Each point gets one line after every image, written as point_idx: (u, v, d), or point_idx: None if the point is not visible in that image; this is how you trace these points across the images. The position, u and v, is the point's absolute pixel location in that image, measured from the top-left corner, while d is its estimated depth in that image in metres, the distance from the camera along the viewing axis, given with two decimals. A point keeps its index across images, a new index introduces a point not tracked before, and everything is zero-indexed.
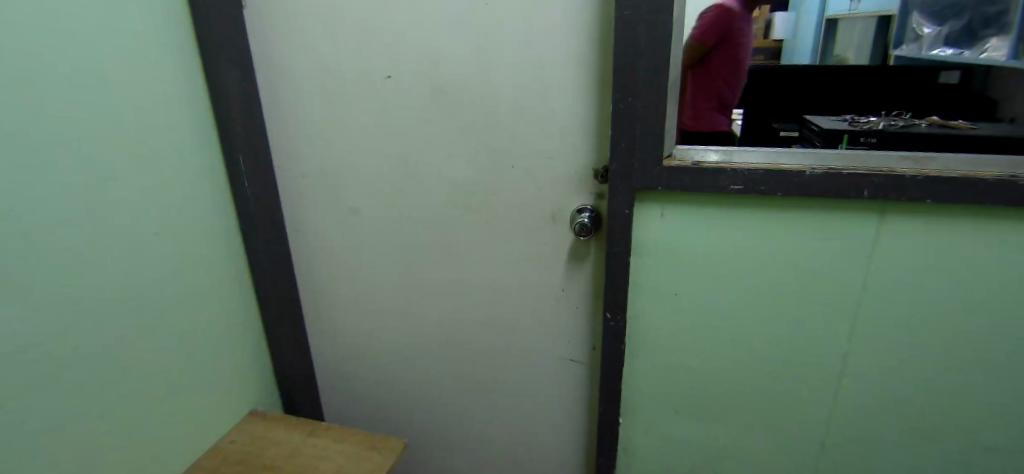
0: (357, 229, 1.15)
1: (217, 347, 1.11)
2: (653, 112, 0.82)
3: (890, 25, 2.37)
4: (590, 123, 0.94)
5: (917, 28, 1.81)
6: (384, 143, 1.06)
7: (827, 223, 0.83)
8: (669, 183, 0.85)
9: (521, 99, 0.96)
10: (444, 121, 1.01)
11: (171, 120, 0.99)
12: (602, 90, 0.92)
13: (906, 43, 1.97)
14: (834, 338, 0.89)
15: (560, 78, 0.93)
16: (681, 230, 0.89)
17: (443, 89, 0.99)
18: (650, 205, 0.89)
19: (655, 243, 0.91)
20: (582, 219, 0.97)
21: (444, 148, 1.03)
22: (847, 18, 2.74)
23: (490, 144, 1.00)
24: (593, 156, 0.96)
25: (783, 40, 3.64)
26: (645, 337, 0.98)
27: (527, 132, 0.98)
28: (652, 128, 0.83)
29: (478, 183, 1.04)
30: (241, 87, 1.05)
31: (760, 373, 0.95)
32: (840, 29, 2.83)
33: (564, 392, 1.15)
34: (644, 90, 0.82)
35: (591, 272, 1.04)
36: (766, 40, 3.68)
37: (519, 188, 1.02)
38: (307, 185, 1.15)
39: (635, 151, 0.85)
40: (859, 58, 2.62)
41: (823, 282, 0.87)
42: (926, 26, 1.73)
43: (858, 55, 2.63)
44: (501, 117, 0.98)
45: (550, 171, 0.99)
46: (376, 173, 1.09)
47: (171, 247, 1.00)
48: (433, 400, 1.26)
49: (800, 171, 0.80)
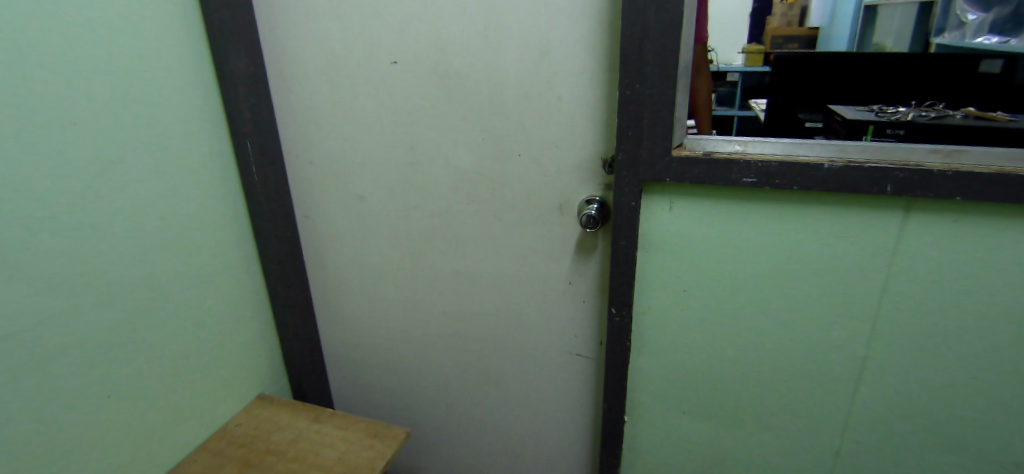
0: (364, 217, 1.15)
1: (224, 330, 1.12)
2: (663, 98, 0.79)
3: (932, 12, 2.25)
4: (597, 111, 0.91)
5: (960, 15, 1.70)
6: (391, 129, 1.05)
7: (845, 219, 0.78)
8: (677, 176, 0.81)
9: (528, 84, 0.93)
10: (450, 108, 0.99)
11: (179, 104, 0.99)
12: (610, 76, 0.88)
13: (948, 31, 1.86)
14: (852, 340, 0.85)
15: (569, 63, 0.90)
16: (691, 225, 0.85)
17: (449, 75, 0.97)
18: (656, 197, 0.85)
19: (662, 237, 0.87)
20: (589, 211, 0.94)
21: (451, 134, 1.01)
22: (885, 4, 2.61)
23: (496, 131, 0.98)
24: (601, 144, 0.93)
25: (819, 27, 3.50)
26: (651, 333, 0.95)
27: (534, 119, 0.95)
28: (662, 116, 0.79)
29: (485, 172, 1.02)
30: (249, 72, 1.05)
31: (772, 374, 0.91)
32: (879, 16, 2.70)
33: (569, 388, 1.13)
34: (653, 75, 0.78)
35: (598, 265, 1.01)
36: (799, 29, 3.53)
37: (526, 177, 0.99)
38: (315, 172, 1.14)
39: (643, 140, 0.81)
40: (898, 47, 2.49)
41: (842, 280, 0.82)
42: (969, 12, 1.62)
43: (896, 44, 2.51)
44: (508, 103, 0.95)
45: (557, 159, 0.96)
46: (383, 160, 1.08)
47: (179, 231, 1.01)
48: (439, 391, 1.26)
49: (817, 164, 0.75)
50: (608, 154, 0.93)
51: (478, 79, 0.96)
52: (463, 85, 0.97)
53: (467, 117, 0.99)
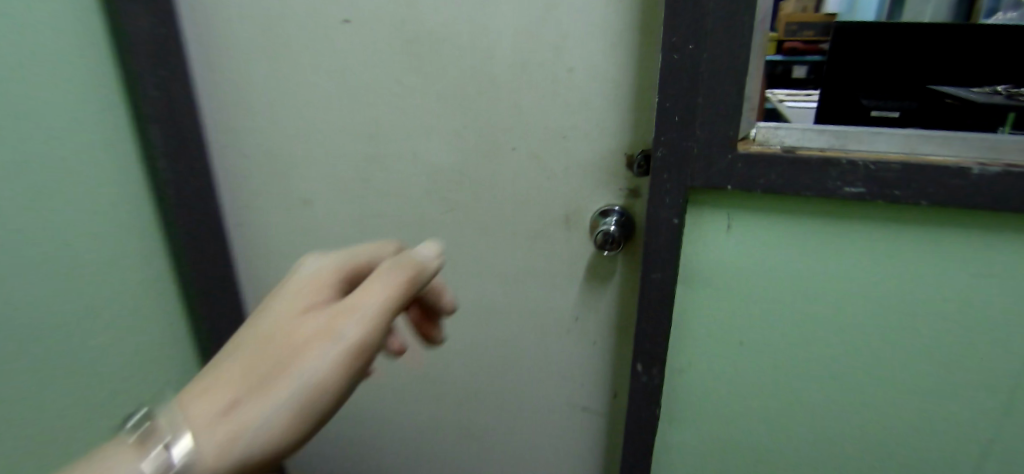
0: (309, 228, 0.88)
1: (123, 376, 0.84)
2: (728, 65, 0.51)
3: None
4: (630, 86, 0.65)
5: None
6: (342, 113, 0.78)
7: (1016, 246, 0.52)
8: (746, 182, 0.54)
9: (534, 44, 0.66)
10: (420, 84, 0.73)
11: (46, 69, 0.70)
12: (643, 39, 0.62)
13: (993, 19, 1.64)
14: (996, 419, 0.59)
15: (585, 21, 0.64)
16: (755, 254, 0.59)
17: (422, 33, 0.70)
18: (708, 213, 0.58)
19: (711, 270, 0.61)
20: (607, 226, 0.69)
21: (425, 116, 0.74)
22: None
23: (481, 117, 0.72)
24: (624, 137, 0.67)
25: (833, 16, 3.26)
26: (689, 399, 0.69)
27: (533, 101, 0.69)
28: (726, 92, 0.52)
29: (465, 173, 0.76)
30: (156, 27, 0.76)
31: (855, 462, 0.66)
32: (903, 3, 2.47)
33: (572, 451, 0.88)
34: (715, 28, 0.51)
35: (616, 295, 0.76)
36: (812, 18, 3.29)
37: (520, 180, 0.73)
38: (247, 167, 0.87)
39: (693, 127, 0.54)
40: None
41: (999, 339, 0.56)
42: None
43: None
44: (505, 73, 0.69)
45: (569, 151, 0.70)
46: (332, 154, 0.81)
47: (50, 247, 0.73)
48: (405, 447, 1.00)
49: (961, 168, 0.49)
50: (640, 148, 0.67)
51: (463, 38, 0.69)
52: (442, 46, 0.70)
53: (447, 92, 0.72)
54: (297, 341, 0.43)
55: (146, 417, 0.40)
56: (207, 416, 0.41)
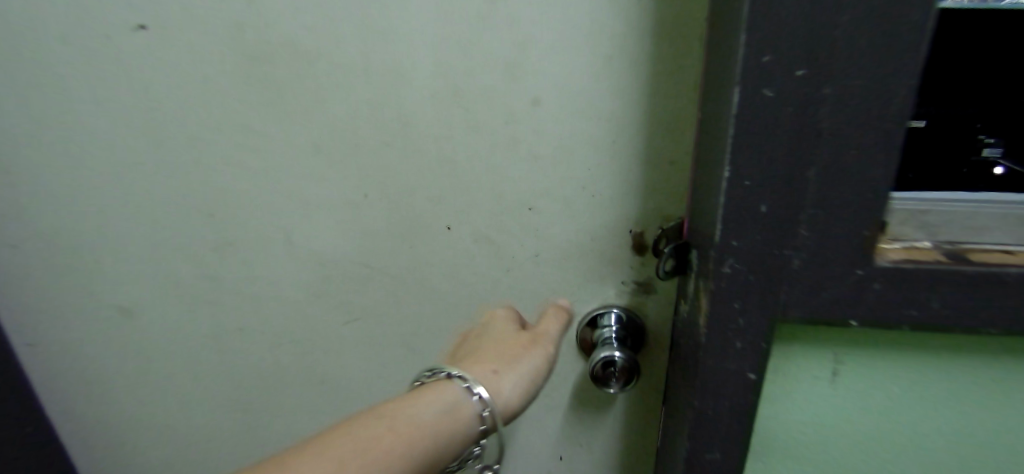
0: (133, 357, 0.54)
1: None
2: (876, 102, 0.25)
3: None
4: (645, 118, 0.39)
5: None
6: (161, 180, 0.46)
7: None
8: (885, 313, 0.29)
9: (485, 47, 0.38)
10: (284, 129, 0.43)
11: None
12: (655, 45, 0.37)
13: None
14: None
15: (560, 18, 0.37)
16: (875, 408, 0.35)
17: (290, 33, 0.40)
18: (802, 357, 0.34)
19: (799, 433, 0.37)
20: (610, 346, 0.43)
21: (304, 176, 0.44)
22: None
23: (393, 181, 0.43)
24: (626, 203, 0.42)
25: None
26: None
27: (476, 151, 0.41)
28: (865, 154, 0.26)
29: (374, 266, 0.47)
30: None
31: None
32: None
33: None
34: (857, 26, 0.24)
35: (619, 428, 0.50)
36: None
37: (462, 273, 0.46)
38: (20, 271, 0.51)
39: (803, 223, 0.28)
40: None
41: None
42: None
43: None
44: (439, 98, 0.40)
45: (544, 225, 0.43)
46: (156, 244, 0.49)
47: None
48: None
49: None
50: (660, 219, 0.42)
51: (363, 40, 0.39)
52: (325, 55, 0.40)
53: (340, 134, 0.42)
54: (520, 349, 0.41)
55: (437, 370, 0.39)
56: (484, 373, 0.39)
